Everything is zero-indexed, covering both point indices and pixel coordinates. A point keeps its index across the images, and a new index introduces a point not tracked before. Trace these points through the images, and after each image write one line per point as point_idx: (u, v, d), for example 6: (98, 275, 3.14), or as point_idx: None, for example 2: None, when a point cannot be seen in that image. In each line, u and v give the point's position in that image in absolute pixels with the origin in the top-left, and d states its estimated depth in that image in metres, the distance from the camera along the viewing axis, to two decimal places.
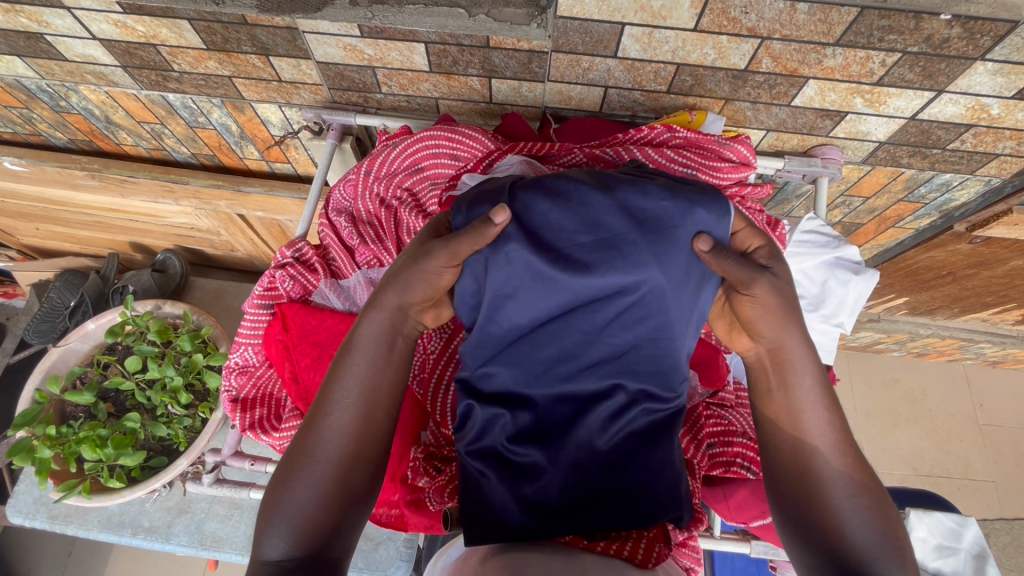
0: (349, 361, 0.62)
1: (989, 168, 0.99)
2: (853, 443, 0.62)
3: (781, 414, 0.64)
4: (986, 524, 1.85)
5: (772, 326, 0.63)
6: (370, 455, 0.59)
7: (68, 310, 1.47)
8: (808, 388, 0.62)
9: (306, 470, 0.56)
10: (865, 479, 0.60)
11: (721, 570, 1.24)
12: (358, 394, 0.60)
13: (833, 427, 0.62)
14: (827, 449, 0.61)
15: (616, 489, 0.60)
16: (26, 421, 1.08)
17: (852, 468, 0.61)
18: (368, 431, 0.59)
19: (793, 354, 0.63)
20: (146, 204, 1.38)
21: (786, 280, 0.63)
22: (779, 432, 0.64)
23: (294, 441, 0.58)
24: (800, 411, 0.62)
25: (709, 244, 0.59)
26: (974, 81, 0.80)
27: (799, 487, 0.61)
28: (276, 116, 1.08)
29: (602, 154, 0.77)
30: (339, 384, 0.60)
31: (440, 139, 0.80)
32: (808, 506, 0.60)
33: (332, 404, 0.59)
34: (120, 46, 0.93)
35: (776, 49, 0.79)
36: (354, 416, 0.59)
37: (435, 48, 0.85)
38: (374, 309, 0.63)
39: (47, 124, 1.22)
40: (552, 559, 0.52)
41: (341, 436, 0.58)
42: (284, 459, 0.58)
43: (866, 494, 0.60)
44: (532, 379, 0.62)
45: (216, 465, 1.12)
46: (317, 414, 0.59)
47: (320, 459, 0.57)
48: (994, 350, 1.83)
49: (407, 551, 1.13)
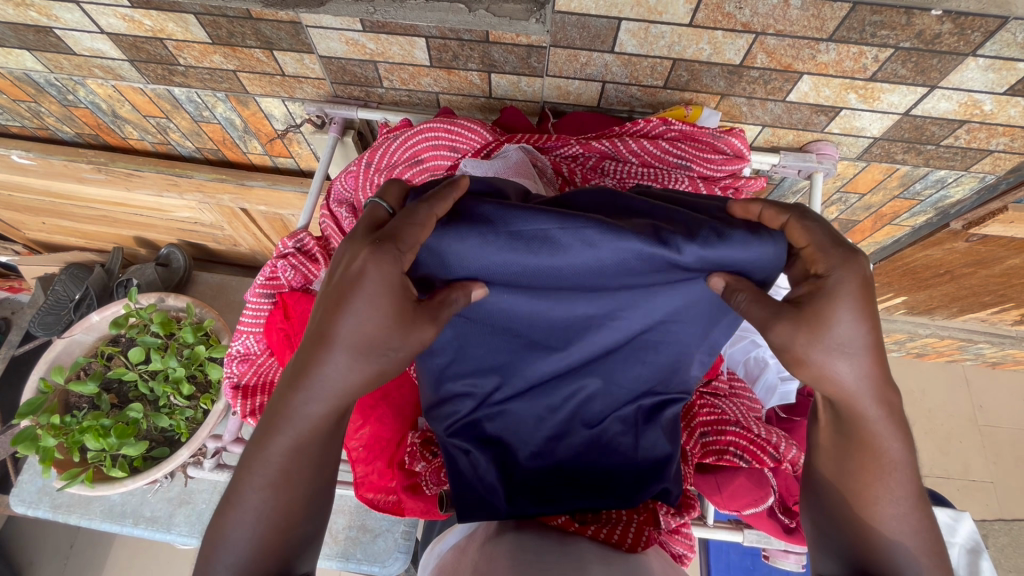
0: (277, 428, 0.51)
1: (983, 165, 1.00)
2: (921, 496, 0.52)
3: (829, 444, 0.55)
4: (985, 524, 1.85)
5: (810, 373, 0.51)
6: (314, 514, 0.54)
7: (72, 303, 1.48)
8: (870, 436, 0.51)
9: (235, 541, 0.50)
10: (922, 525, 0.52)
11: (716, 562, 1.25)
12: (298, 460, 0.52)
13: (898, 480, 0.51)
14: (884, 503, 0.51)
15: (604, 463, 0.64)
16: (31, 410, 1.10)
17: (909, 517, 0.51)
18: (318, 490, 0.54)
19: (861, 407, 0.51)
20: (151, 198, 1.40)
21: (830, 321, 0.48)
22: (823, 464, 0.55)
23: (221, 508, 0.51)
24: (849, 458, 0.53)
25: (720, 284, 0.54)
26: (965, 77, 0.81)
27: (834, 519, 0.54)
28: (280, 111, 1.10)
29: (597, 146, 0.79)
30: (268, 449, 0.51)
31: (438, 132, 0.82)
32: (846, 538, 0.53)
33: (260, 472, 0.51)
34: (128, 41, 0.95)
35: (771, 44, 0.80)
36: (290, 486, 0.52)
37: (437, 43, 0.87)
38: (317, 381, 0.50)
39: (55, 118, 1.24)
40: (543, 543, 0.53)
41: (276, 504, 0.51)
42: (211, 520, 0.52)
43: (921, 547, 0.51)
44: (526, 369, 0.62)
45: (217, 451, 1.14)
46: (248, 484, 0.51)
47: (255, 535, 0.50)
48: (993, 351, 1.83)
49: (405, 543, 1.13)
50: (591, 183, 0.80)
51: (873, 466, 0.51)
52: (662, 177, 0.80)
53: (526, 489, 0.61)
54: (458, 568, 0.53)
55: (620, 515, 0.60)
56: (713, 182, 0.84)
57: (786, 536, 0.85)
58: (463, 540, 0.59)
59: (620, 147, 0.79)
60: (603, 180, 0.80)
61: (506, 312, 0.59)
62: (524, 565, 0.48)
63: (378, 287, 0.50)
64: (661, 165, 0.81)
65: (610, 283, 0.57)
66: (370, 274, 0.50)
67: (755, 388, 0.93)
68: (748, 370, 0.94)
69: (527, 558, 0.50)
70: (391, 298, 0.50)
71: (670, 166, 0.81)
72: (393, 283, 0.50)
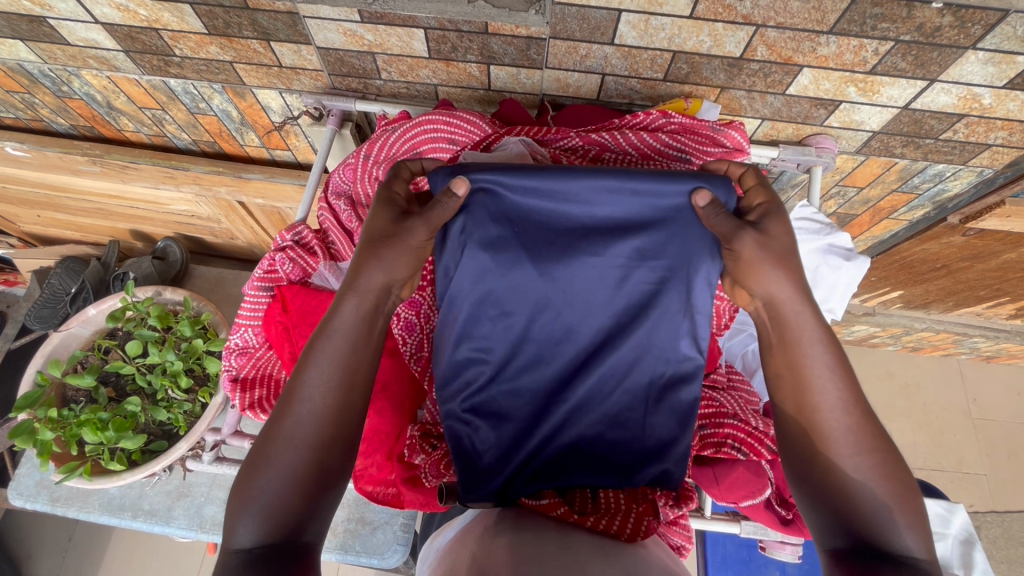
0: (321, 344, 0.58)
1: (981, 159, 1.01)
2: (865, 408, 0.58)
3: (785, 369, 0.61)
4: (978, 516, 1.87)
5: (760, 282, 0.62)
6: (344, 434, 0.56)
7: (69, 296, 1.48)
8: (808, 350, 0.60)
9: (275, 456, 0.54)
10: (875, 439, 0.57)
11: (713, 553, 1.26)
12: (333, 377, 0.57)
13: (835, 388, 0.59)
14: (831, 411, 0.58)
15: (611, 444, 0.64)
16: (28, 404, 1.09)
17: (859, 429, 0.57)
18: (346, 412, 0.57)
19: (791, 310, 0.62)
20: (147, 190, 1.38)
21: (778, 236, 0.63)
22: (782, 392, 0.61)
23: (262, 430, 0.56)
24: (802, 368, 0.60)
25: (706, 198, 0.62)
26: (965, 70, 0.81)
27: (799, 445, 0.59)
28: (277, 102, 1.10)
29: (597, 139, 0.79)
30: (309, 367, 0.57)
31: (437, 124, 0.81)
32: (807, 454, 0.58)
33: (303, 386, 0.56)
34: (123, 31, 0.94)
35: (771, 37, 0.80)
36: (327, 396, 0.56)
37: (435, 34, 0.86)
38: (351, 294, 0.60)
39: (49, 110, 1.23)
40: (543, 535, 0.53)
41: (314, 415, 0.55)
42: (250, 452, 0.55)
43: (878, 463, 0.56)
44: (534, 342, 0.65)
45: (216, 444, 1.12)
46: (287, 399, 0.57)
47: (292, 447, 0.54)
48: (987, 344, 1.85)
49: (404, 535, 1.14)
50: None
51: (814, 374, 0.59)
52: (661, 170, 0.79)
53: (535, 463, 0.63)
54: (457, 561, 0.52)
55: (619, 504, 0.60)
56: None
57: (783, 528, 0.85)
58: (463, 532, 0.59)
59: (619, 140, 0.77)
60: None
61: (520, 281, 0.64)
62: (524, 557, 0.48)
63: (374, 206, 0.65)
64: (660, 158, 0.79)
65: (614, 249, 0.64)
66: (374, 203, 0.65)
67: (753, 381, 0.94)
68: (745, 363, 0.95)
69: (527, 551, 0.49)
70: (385, 208, 0.64)
71: (670, 160, 0.80)
72: (387, 203, 0.65)
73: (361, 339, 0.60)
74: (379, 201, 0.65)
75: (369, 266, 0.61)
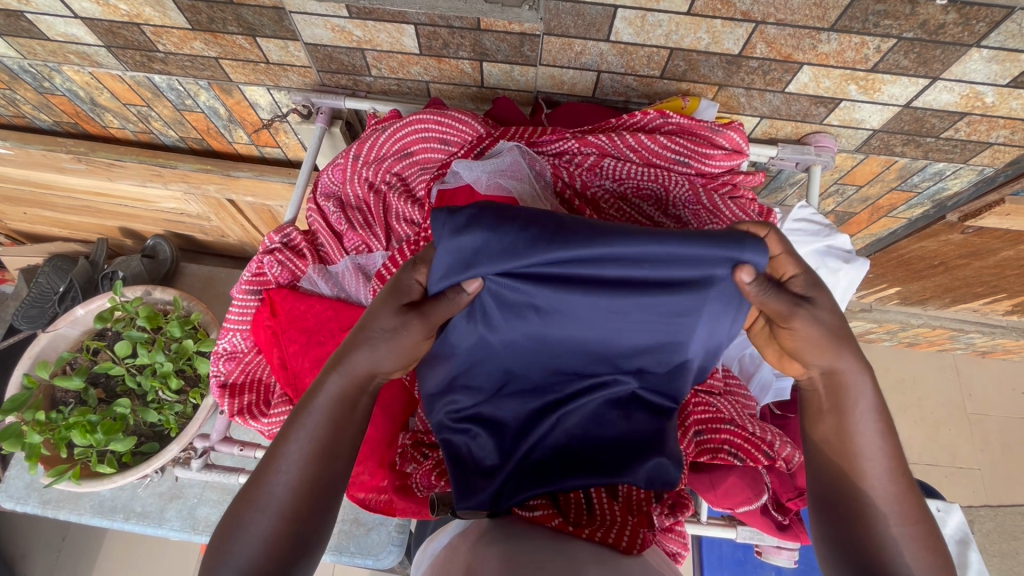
0: (305, 416, 0.57)
1: (982, 157, 0.99)
2: (908, 479, 0.58)
3: (832, 435, 0.60)
4: (971, 510, 1.88)
5: (822, 356, 0.59)
6: (319, 504, 0.55)
7: (57, 296, 1.45)
8: (861, 422, 0.59)
9: (249, 524, 0.52)
10: (914, 512, 0.57)
11: (708, 554, 1.26)
12: (311, 450, 0.55)
13: (882, 457, 0.58)
14: (875, 480, 0.57)
15: (602, 439, 0.64)
16: (15, 407, 1.07)
17: (900, 499, 0.57)
18: (323, 484, 0.55)
19: (845, 378, 0.59)
20: (134, 188, 1.35)
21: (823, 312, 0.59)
22: (825, 456, 0.60)
23: (240, 492, 0.55)
24: (852, 433, 0.59)
25: (751, 275, 0.55)
26: (969, 68, 0.79)
27: (837, 506, 0.58)
28: (265, 99, 1.07)
29: (593, 141, 0.77)
30: (291, 437, 0.56)
31: (428, 124, 0.79)
32: (846, 517, 0.57)
33: (282, 457, 0.55)
34: (103, 26, 0.91)
35: (771, 34, 0.78)
36: (305, 470, 0.55)
37: (426, 30, 0.84)
38: (335, 372, 0.58)
39: (31, 106, 1.20)
40: (538, 543, 0.52)
41: (289, 488, 0.54)
42: (228, 510, 0.54)
43: (913, 536, 0.56)
44: (528, 359, 0.62)
45: (206, 450, 1.12)
46: (267, 466, 0.55)
47: (267, 514, 0.53)
48: (983, 340, 1.84)
49: (399, 536, 1.13)
50: (589, 184, 0.77)
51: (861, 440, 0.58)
52: (662, 177, 0.75)
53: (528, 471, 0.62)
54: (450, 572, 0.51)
55: (615, 514, 0.57)
56: (710, 179, 0.80)
57: (777, 533, 0.85)
58: (457, 540, 0.57)
59: (617, 144, 0.75)
60: (602, 181, 0.77)
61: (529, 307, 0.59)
62: (519, 562, 0.47)
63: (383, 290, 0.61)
64: (659, 162, 0.77)
65: (622, 285, 0.57)
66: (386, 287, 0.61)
67: (750, 385, 0.92)
68: (743, 368, 0.93)
69: (521, 561, 0.48)
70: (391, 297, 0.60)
71: (666, 163, 0.77)
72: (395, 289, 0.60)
73: (345, 415, 0.58)
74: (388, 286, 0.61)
75: (359, 349, 0.59)
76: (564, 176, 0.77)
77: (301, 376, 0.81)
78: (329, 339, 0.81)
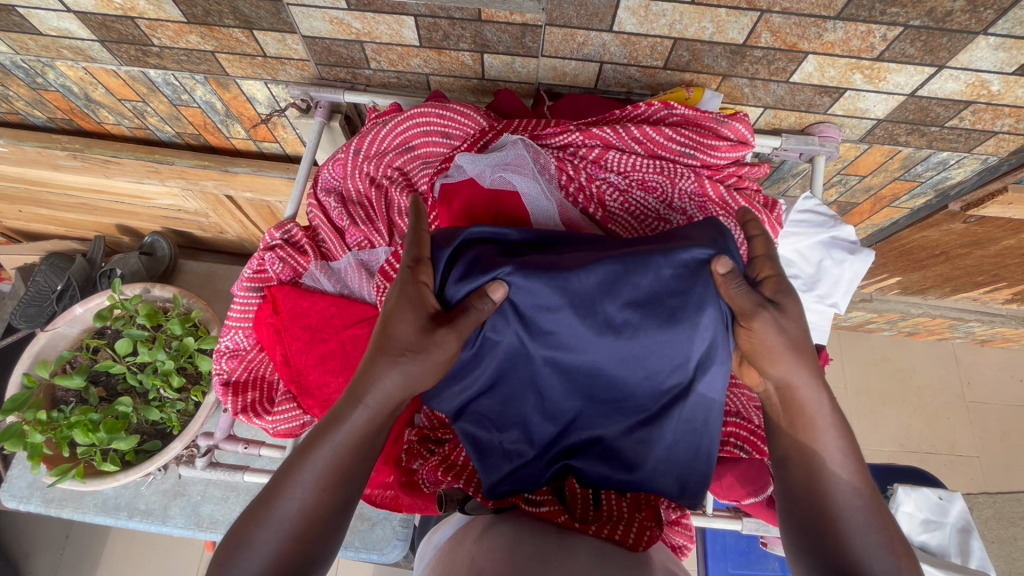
0: (324, 439, 0.53)
1: (986, 146, 0.99)
2: (871, 484, 0.56)
3: (793, 448, 0.58)
4: (969, 498, 1.89)
5: (777, 367, 0.58)
6: (330, 527, 0.52)
7: (54, 294, 1.44)
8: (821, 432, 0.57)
9: (258, 540, 0.50)
10: (881, 516, 0.54)
11: (712, 545, 1.27)
12: (327, 474, 0.52)
13: (845, 466, 0.56)
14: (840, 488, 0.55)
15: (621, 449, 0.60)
16: (15, 406, 1.06)
17: (867, 505, 0.55)
18: (334, 505, 0.53)
19: (802, 394, 0.58)
20: (131, 184, 1.34)
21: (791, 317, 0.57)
22: (791, 470, 0.58)
23: (251, 504, 0.52)
24: (813, 445, 0.57)
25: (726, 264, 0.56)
26: (975, 56, 0.78)
27: (805, 519, 0.56)
28: (263, 94, 1.06)
29: (597, 133, 0.75)
30: (309, 458, 0.53)
31: (430, 117, 0.78)
32: (816, 526, 0.55)
33: (294, 481, 0.52)
34: (97, 20, 0.90)
35: (776, 23, 0.77)
36: (318, 492, 0.52)
37: (426, 21, 0.82)
38: (357, 404, 0.54)
39: (24, 103, 1.18)
40: (543, 537, 0.51)
41: (302, 507, 0.51)
42: (236, 523, 0.52)
43: (884, 540, 0.53)
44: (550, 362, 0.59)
45: (208, 449, 1.11)
46: (280, 483, 0.53)
47: (274, 535, 0.50)
48: (983, 328, 1.85)
49: (404, 530, 1.13)
50: (593, 178, 0.76)
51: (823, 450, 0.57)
52: (667, 168, 0.75)
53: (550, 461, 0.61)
54: (453, 564, 0.51)
55: (622, 511, 0.58)
56: (716, 172, 0.79)
57: None
58: (459, 533, 0.57)
59: (622, 136, 0.75)
60: (607, 175, 0.76)
61: (532, 295, 0.57)
62: (522, 562, 0.46)
63: (399, 300, 0.56)
64: (664, 153, 0.76)
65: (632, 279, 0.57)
66: (403, 302, 0.56)
67: None
68: None
69: (525, 555, 0.47)
70: (412, 309, 0.56)
71: (672, 155, 0.76)
72: (412, 298, 0.57)
73: (365, 442, 0.55)
74: (400, 297, 0.57)
75: (383, 375, 0.54)
76: (567, 170, 0.75)
77: (305, 374, 0.81)
78: (332, 336, 0.81)
